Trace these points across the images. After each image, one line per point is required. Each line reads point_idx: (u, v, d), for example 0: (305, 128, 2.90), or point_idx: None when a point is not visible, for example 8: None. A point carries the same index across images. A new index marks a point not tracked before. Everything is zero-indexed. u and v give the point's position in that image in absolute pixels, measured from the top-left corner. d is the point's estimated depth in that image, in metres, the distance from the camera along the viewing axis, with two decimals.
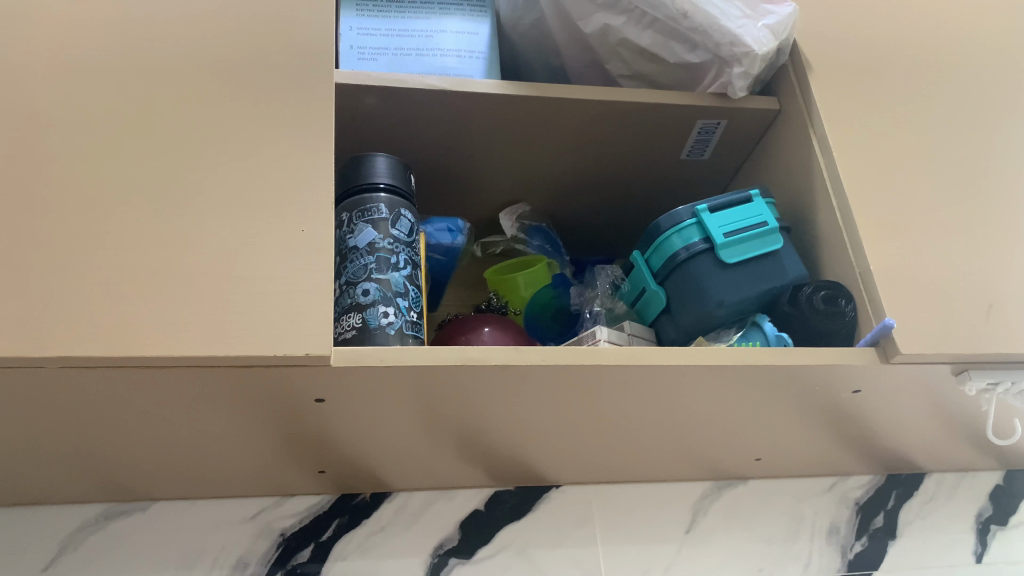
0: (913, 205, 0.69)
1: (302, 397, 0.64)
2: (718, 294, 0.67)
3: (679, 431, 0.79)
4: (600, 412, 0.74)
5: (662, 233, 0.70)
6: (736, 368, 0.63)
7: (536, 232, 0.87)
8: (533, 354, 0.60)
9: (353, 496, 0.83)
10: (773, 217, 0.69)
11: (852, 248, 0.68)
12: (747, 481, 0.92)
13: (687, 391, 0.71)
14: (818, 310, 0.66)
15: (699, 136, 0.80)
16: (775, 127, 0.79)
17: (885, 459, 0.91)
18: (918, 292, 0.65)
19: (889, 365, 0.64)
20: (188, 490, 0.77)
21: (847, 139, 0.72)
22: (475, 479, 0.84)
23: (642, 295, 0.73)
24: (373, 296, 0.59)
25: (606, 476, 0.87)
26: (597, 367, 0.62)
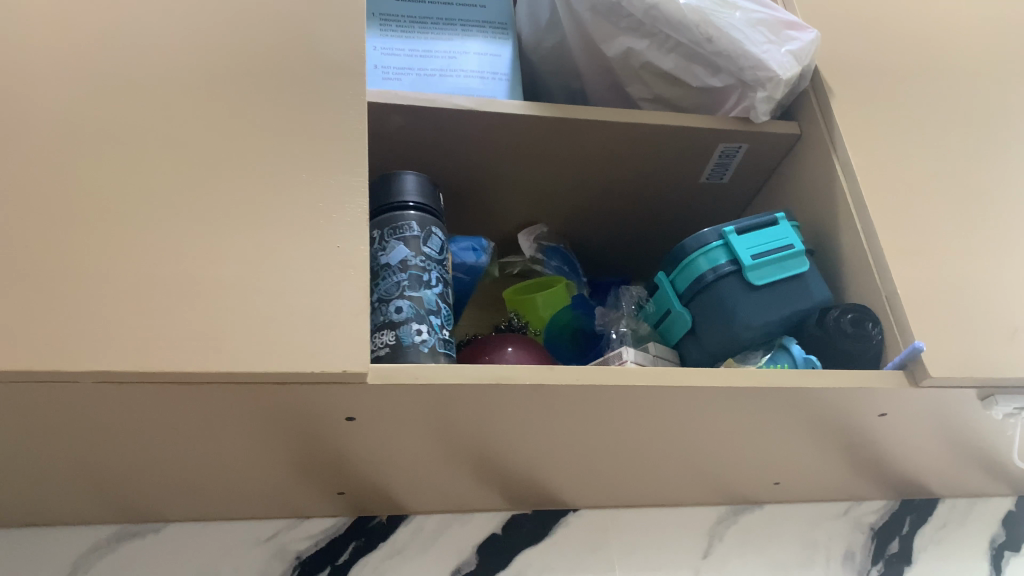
0: (936, 230, 0.70)
1: (331, 415, 0.63)
2: (745, 316, 0.67)
3: (700, 454, 0.79)
4: (624, 435, 0.73)
5: (688, 254, 0.70)
6: (766, 390, 0.63)
7: (553, 252, 0.87)
8: (565, 374, 0.60)
9: (369, 518, 0.82)
10: (799, 240, 0.70)
11: (877, 272, 0.68)
12: (763, 506, 0.91)
13: (713, 414, 0.70)
14: (846, 333, 0.66)
15: (720, 159, 0.81)
16: (795, 152, 0.80)
17: (900, 484, 0.90)
18: (944, 316, 0.66)
19: (918, 389, 0.64)
20: (203, 511, 0.76)
21: (870, 164, 0.72)
22: (492, 502, 0.83)
23: (667, 316, 0.73)
24: (406, 314, 0.58)
25: (623, 500, 0.86)
26: (629, 388, 0.61)
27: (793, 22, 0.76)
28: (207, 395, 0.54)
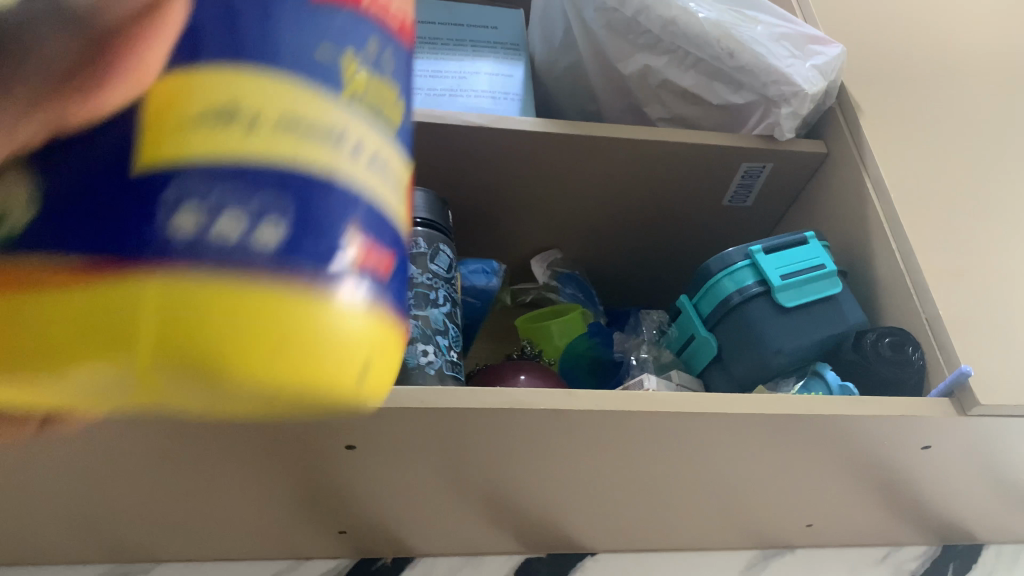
0: (981, 249, 0.65)
1: (327, 444, 0.56)
2: (776, 340, 0.62)
3: (729, 498, 0.73)
4: (648, 475, 0.67)
5: (712, 276, 0.66)
6: (801, 419, 0.58)
7: (568, 279, 0.84)
8: (583, 398, 0.55)
9: (373, 560, 0.76)
10: (831, 260, 0.65)
11: (916, 295, 0.63)
12: (795, 550, 0.85)
13: (745, 456, 0.64)
14: (884, 357, 0.61)
15: (743, 179, 0.77)
16: (823, 171, 0.76)
17: (943, 529, 0.84)
18: (994, 341, 0.60)
19: (967, 418, 0.58)
20: (197, 550, 0.71)
21: (903, 181, 0.68)
22: (505, 544, 0.77)
23: (691, 342, 0.68)
24: (411, 333, 0.54)
25: (645, 544, 0.80)
26: (653, 416, 0.56)
27: (817, 36, 0.73)
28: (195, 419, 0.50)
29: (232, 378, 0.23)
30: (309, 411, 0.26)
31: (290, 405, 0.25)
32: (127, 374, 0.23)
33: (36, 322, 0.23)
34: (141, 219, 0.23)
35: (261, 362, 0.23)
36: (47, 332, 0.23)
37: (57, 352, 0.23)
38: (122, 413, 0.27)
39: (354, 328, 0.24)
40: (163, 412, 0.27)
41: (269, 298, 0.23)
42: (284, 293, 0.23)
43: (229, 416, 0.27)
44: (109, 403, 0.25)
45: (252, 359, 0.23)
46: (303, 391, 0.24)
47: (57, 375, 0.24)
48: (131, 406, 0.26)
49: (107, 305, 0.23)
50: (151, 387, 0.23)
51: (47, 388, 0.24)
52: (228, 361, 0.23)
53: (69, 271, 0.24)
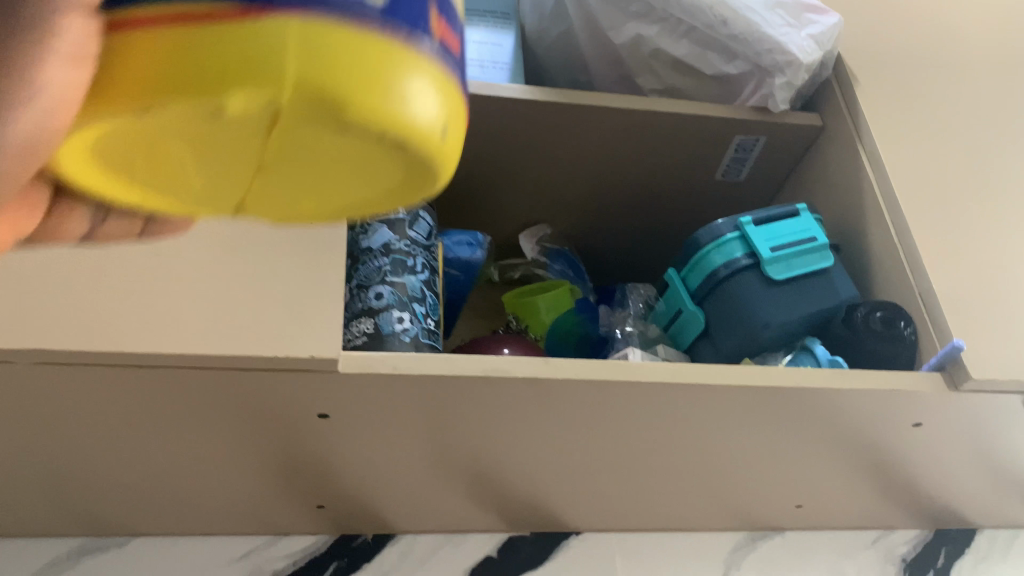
0: (978, 222, 0.63)
1: (300, 412, 0.55)
2: (764, 314, 0.61)
3: (717, 477, 0.71)
4: (633, 452, 0.66)
5: (701, 248, 0.64)
6: (788, 392, 0.56)
7: (557, 255, 0.82)
8: (563, 366, 0.53)
9: (354, 537, 0.75)
10: (823, 233, 0.64)
11: (909, 268, 0.61)
12: (784, 532, 0.83)
13: (731, 431, 0.62)
14: (875, 332, 0.59)
15: (736, 153, 0.75)
16: (818, 144, 0.74)
17: (936, 512, 0.82)
18: (988, 316, 0.58)
19: (958, 393, 0.56)
20: (174, 524, 0.70)
21: (900, 152, 0.66)
22: (488, 522, 0.76)
23: (678, 316, 0.67)
24: (386, 300, 0.53)
25: (631, 523, 0.79)
26: (635, 387, 0.55)
27: (815, 5, 0.71)
28: (162, 383, 0.49)
29: (363, 116, 0.20)
30: (403, 172, 0.24)
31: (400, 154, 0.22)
32: (264, 101, 0.20)
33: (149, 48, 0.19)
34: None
35: (354, 102, 0.20)
36: (163, 58, 0.19)
37: (183, 85, 0.19)
38: (200, 166, 0.23)
39: (450, 82, 0.22)
40: (234, 182, 0.24)
41: (400, 31, 0.20)
42: (416, 31, 0.21)
43: (315, 180, 0.24)
44: (206, 147, 0.22)
45: (385, 96, 0.21)
46: (410, 146, 0.21)
47: (180, 112, 0.20)
48: (209, 158, 0.22)
49: (243, 26, 0.19)
50: (287, 115, 0.20)
51: (151, 125, 0.20)
52: (361, 96, 0.20)
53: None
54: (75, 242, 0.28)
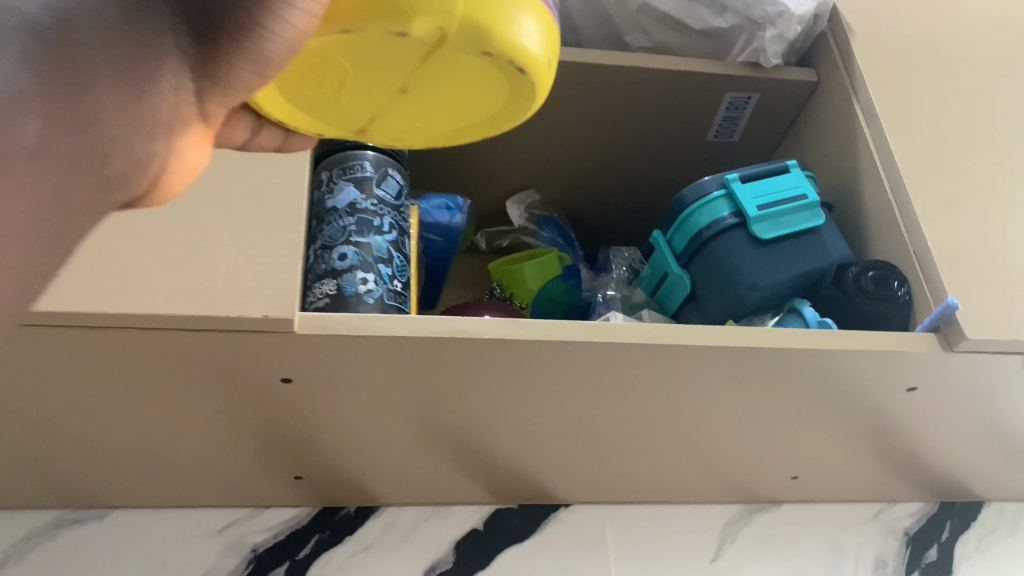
0: (980, 177, 0.60)
1: (262, 378, 0.53)
2: (751, 275, 0.58)
3: (706, 448, 0.69)
4: (617, 421, 0.64)
5: (686, 207, 0.62)
6: (772, 354, 0.54)
7: (546, 223, 0.79)
8: (533, 327, 0.51)
9: (336, 510, 0.73)
10: (814, 190, 0.61)
11: (904, 225, 0.58)
12: (782, 505, 0.81)
13: (715, 398, 0.60)
14: (866, 292, 0.56)
15: (728, 111, 0.72)
16: (813, 101, 0.71)
17: (939, 485, 0.79)
18: (984, 273, 0.55)
19: (953, 354, 0.54)
20: (152, 496, 0.69)
21: (896, 106, 0.63)
22: (474, 494, 0.75)
23: (664, 280, 0.64)
24: (350, 261, 0.51)
25: (621, 495, 0.77)
26: (609, 350, 0.52)
27: None
28: (115, 347, 0.47)
29: (500, 47, 0.30)
30: (507, 93, 0.33)
31: (513, 75, 0.32)
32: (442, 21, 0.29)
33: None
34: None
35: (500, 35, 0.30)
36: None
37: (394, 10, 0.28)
38: (366, 80, 0.32)
39: (551, 22, 0.32)
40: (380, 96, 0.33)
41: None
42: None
43: (440, 97, 0.33)
44: (381, 68, 0.31)
45: (513, 30, 0.30)
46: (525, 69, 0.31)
47: (380, 29, 0.29)
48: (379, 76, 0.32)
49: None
50: (453, 39, 0.29)
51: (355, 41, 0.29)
52: (502, 24, 0.30)
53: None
54: (232, 148, 0.35)
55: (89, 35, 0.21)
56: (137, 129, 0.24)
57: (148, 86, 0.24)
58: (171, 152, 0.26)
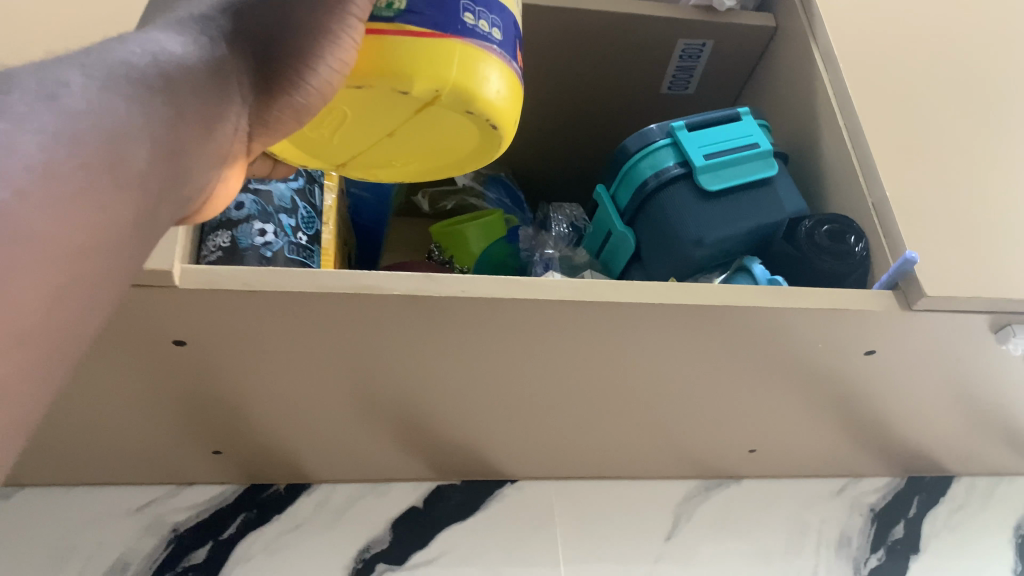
0: (946, 123, 0.55)
1: (156, 343, 0.48)
2: (697, 230, 0.54)
3: (656, 420, 0.65)
4: (557, 391, 0.59)
5: (629, 157, 0.57)
6: (714, 315, 0.49)
7: (494, 183, 0.73)
8: (451, 283, 0.47)
9: (265, 487, 0.69)
10: (767, 139, 0.56)
11: (863, 176, 0.54)
12: (741, 481, 0.77)
13: (659, 365, 0.56)
14: (820, 248, 0.52)
15: (681, 60, 0.67)
16: (771, 50, 0.66)
17: (906, 458, 0.75)
18: (947, 226, 0.51)
19: (912, 313, 0.49)
20: (63, 474, 0.65)
21: (857, 48, 0.58)
22: (412, 470, 0.70)
23: (609, 238, 0.61)
24: (246, 211, 0.47)
25: (571, 471, 0.73)
26: (536, 309, 0.48)
27: None
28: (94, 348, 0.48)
29: (481, 109, 0.37)
30: (480, 139, 0.41)
31: (485, 127, 0.39)
32: (438, 85, 0.36)
33: (384, 53, 0.35)
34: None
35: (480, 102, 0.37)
36: (390, 58, 0.35)
37: (400, 73, 0.35)
38: (367, 124, 0.39)
39: (516, 81, 0.39)
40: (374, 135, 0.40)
41: (496, 54, 0.37)
42: (505, 54, 0.37)
43: (425, 136, 0.41)
44: (387, 112, 0.38)
45: (491, 96, 0.37)
46: (497, 125, 0.39)
47: (387, 88, 0.36)
48: (377, 120, 0.39)
49: (436, 46, 0.35)
50: (443, 100, 0.36)
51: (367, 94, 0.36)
52: (479, 89, 0.37)
53: (414, 27, 0.35)
54: None
55: (193, 90, 0.32)
56: (206, 155, 0.34)
57: (220, 127, 0.34)
58: (222, 180, 0.37)
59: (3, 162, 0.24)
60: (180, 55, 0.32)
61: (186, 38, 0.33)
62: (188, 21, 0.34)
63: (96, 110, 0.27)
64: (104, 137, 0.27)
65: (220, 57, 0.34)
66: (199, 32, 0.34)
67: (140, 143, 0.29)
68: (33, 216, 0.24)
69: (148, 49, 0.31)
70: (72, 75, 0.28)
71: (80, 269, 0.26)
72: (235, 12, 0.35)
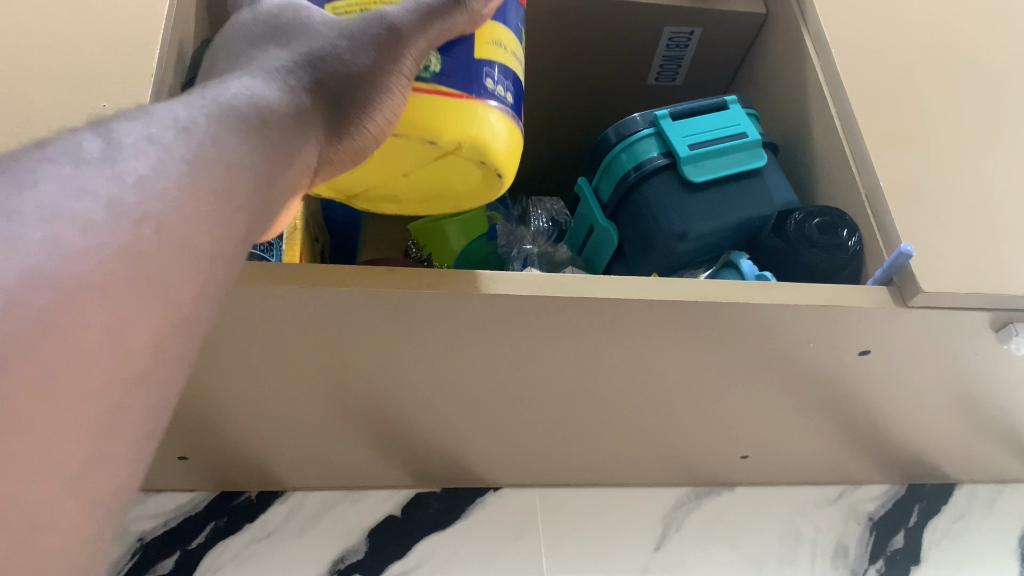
0: (943, 109, 0.52)
1: None
2: (680, 223, 0.51)
3: (643, 425, 0.62)
4: (538, 394, 0.56)
5: (611, 148, 0.55)
6: (698, 312, 0.47)
7: None
8: (417, 278, 0.44)
9: (236, 495, 0.67)
10: (755, 129, 0.53)
11: (856, 165, 0.51)
12: (734, 488, 0.74)
13: (642, 365, 0.53)
14: (809, 241, 0.50)
15: (669, 49, 0.65)
16: (761, 38, 0.64)
17: (906, 464, 0.72)
18: (944, 216, 0.48)
19: (908, 310, 0.47)
20: None
21: (850, 32, 0.55)
22: (391, 477, 0.68)
23: (591, 233, 0.58)
24: None
25: (557, 477, 0.70)
26: (509, 306, 0.45)
27: None
28: (196, 389, 0.52)
29: (493, 160, 0.39)
30: (486, 187, 0.42)
31: (494, 177, 0.40)
32: (460, 137, 0.37)
33: (412, 106, 0.37)
34: (465, 56, 0.38)
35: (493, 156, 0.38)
36: (417, 113, 0.37)
37: (426, 124, 0.37)
38: (385, 169, 0.41)
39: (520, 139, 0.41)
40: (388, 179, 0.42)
41: (509, 116, 0.39)
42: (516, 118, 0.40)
43: (435, 183, 0.42)
44: (406, 158, 0.40)
45: (505, 150, 0.39)
46: (504, 175, 0.40)
47: (415, 137, 0.38)
48: (395, 165, 0.40)
49: (460, 104, 0.37)
50: (462, 151, 0.38)
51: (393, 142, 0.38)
52: (494, 142, 0.38)
53: (443, 86, 0.37)
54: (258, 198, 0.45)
55: (284, 133, 0.32)
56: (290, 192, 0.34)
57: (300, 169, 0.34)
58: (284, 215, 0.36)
59: (150, 183, 0.25)
60: (271, 100, 0.32)
61: (271, 85, 0.33)
62: (270, 67, 0.34)
63: (221, 148, 0.28)
64: (225, 167, 0.28)
65: (303, 101, 0.34)
66: (281, 80, 0.34)
67: (249, 172, 0.29)
68: (181, 234, 0.25)
69: (244, 95, 0.31)
70: (194, 114, 0.29)
71: (209, 273, 0.26)
72: (312, 56, 0.35)
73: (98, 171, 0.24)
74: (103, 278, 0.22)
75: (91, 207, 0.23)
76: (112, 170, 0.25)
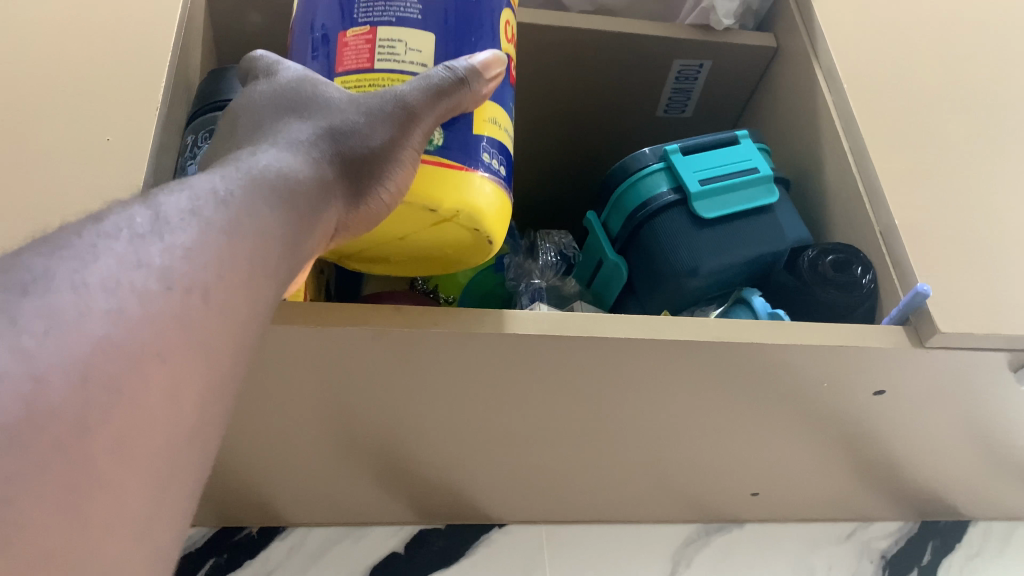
0: (958, 145, 0.51)
1: None
2: (690, 262, 0.50)
3: (652, 463, 0.61)
4: (546, 432, 0.55)
5: (620, 184, 0.54)
6: (710, 352, 0.46)
7: None
8: (424, 318, 0.43)
9: (237, 530, 0.66)
10: (767, 165, 0.53)
11: (869, 202, 0.50)
12: (744, 525, 0.73)
13: (652, 404, 0.52)
14: (823, 279, 0.49)
15: (678, 81, 0.64)
16: (772, 70, 0.63)
17: (920, 502, 0.71)
18: (961, 256, 0.47)
19: (925, 351, 0.46)
20: None
21: (863, 66, 0.55)
22: (394, 513, 0.66)
23: (600, 267, 0.58)
24: None
25: (564, 514, 0.69)
26: (517, 345, 0.44)
27: None
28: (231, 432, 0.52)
29: (487, 230, 0.38)
30: (474, 254, 0.41)
31: (484, 244, 0.40)
32: (458, 205, 0.37)
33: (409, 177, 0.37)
34: (465, 129, 0.37)
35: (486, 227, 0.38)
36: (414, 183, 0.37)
37: (424, 193, 0.36)
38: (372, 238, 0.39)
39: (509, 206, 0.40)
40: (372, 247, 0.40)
41: (502, 186, 0.39)
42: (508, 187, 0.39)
43: (421, 250, 0.41)
44: (397, 228, 0.39)
45: (498, 220, 0.39)
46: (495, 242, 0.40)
47: (412, 204, 0.37)
48: (383, 235, 0.39)
49: (456, 174, 0.37)
50: (457, 220, 0.37)
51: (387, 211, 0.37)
52: (489, 211, 0.38)
53: (440, 158, 0.37)
54: None
55: (305, 207, 0.32)
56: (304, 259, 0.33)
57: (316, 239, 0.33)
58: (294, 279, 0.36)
59: (199, 256, 0.25)
60: (297, 171, 0.32)
61: (297, 155, 0.33)
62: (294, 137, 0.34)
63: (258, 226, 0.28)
64: (257, 245, 0.28)
65: (324, 171, 0.34)
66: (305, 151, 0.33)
67: (274, 252, 0.29)
68: (224, 299, 0.25)
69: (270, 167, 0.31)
70: (218, 184, 0.28)
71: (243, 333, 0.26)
72: (330, 126, 0.35)
73: (153, 242, 0.24)
74: (149, 341, 0.22)
75: (144, 278, 0.23)
76: (162, 242, 0.24)
